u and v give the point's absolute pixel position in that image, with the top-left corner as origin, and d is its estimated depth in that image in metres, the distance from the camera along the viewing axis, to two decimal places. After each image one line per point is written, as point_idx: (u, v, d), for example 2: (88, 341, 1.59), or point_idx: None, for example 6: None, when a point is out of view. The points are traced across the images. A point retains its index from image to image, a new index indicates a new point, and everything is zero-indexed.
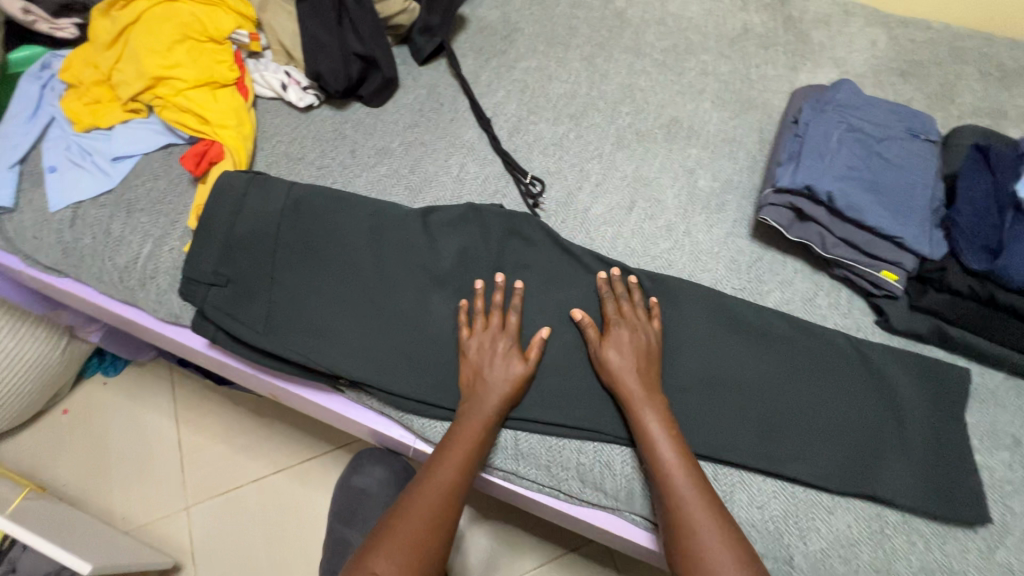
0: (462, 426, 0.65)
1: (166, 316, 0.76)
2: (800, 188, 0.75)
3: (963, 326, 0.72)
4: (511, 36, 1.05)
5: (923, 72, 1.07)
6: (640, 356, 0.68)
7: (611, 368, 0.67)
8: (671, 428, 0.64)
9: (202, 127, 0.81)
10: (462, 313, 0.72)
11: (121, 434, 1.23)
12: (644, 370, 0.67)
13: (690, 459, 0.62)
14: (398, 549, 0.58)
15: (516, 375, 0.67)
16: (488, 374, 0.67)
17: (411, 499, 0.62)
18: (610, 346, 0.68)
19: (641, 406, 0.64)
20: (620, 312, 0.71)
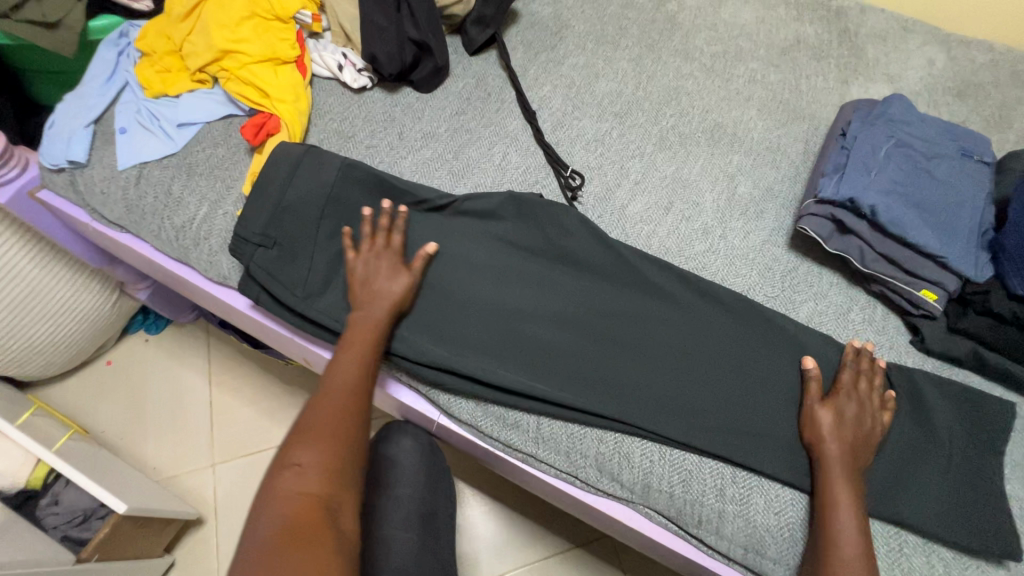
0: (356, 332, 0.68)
1: (215, 276, 0.80)
2: (843, 200, 0.75)
3: (1002, 352, 0.71)
4: (561, 32, 1.07)
5: (981, 94, 1.04)
6: (857, 430, 0.65)
7: (820, 432, 0.65)
8: (862, 516, 0.60)
9: (262, 100, 0.86)
10: (349, 238, 0.74)
11: (159, 389, 1.29)
12: (854, 447, 0.64)
13: (871, 552, 0.58)
14: (318, 440, 0.58)
15: (405, 287, 0.71)
16: (380, 286, 0.71)
17: (325, 399, 0.62)
18: (829, 408, 0.66)
19: (842, 481, 0.62)
20: (856, 383, 0.69)
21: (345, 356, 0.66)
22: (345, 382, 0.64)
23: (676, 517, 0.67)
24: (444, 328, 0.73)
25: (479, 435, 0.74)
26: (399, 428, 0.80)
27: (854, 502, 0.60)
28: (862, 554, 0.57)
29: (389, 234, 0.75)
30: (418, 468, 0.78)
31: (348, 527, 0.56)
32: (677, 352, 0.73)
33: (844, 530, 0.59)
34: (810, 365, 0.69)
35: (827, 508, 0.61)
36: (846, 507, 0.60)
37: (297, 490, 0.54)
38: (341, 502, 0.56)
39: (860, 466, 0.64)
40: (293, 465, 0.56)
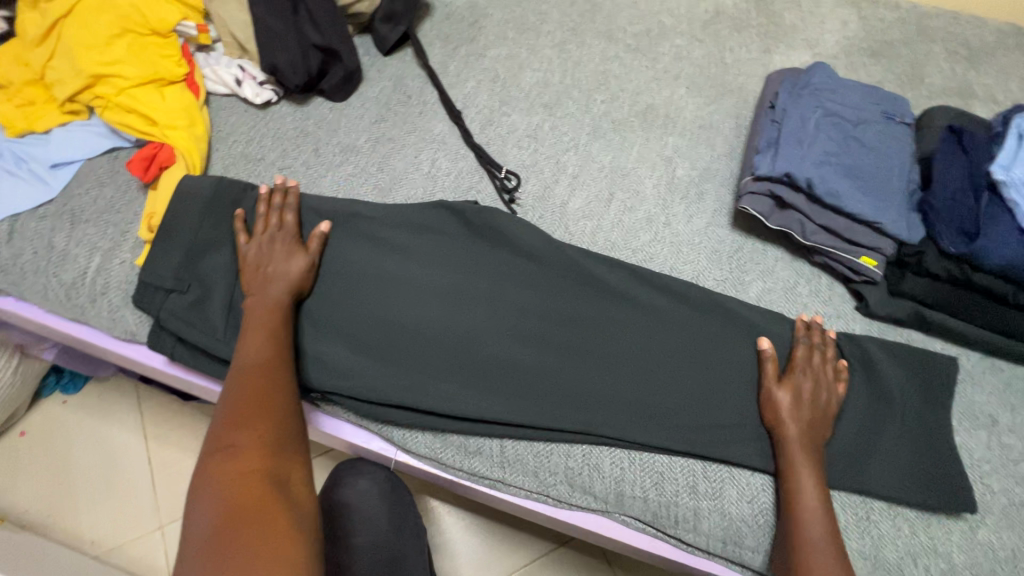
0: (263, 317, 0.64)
1: (120, 335, 0.70)
2: (779, 176, 0.74)
3: (939, 309, 0.73)
4: (479, 23, 1.01)
5: (893, 53, 1.07)
6: (815, 409, 0.65)
7: (780, 413, 0.65)
8: (826, 493, 0.61)
9: (149, 128, 0.75)
10: (239, 222, 0.69)
11: (86, 454, 1.17)
12: (814, 425, 0.64)
13: (837, 530, 0.58)
14: (239, 426, 0.53)
15: (276, 261, 0.68)
16: (257, 264, 0.67)
17: (239, 382, 0.57)
18: (788, 389, 0.66)
19: (802, 459, 0.62)
20: (810, 358, 0.69)
21: (246, 342, 0.62)
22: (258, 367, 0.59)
23: (653, 520, 0.66)
24: (392, 356, 0.69)
25: (439, 467, 0.69)
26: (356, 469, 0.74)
27: (816, 477, 0.61)
28: (829, 533, 0.58)
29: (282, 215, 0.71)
30: (381, 508, 0.73)
31: (303, 494, 0.51)
32: (634, 351, 0.70)
33: (808, 510, 0.59)
34: (764, 345, 0.68)
35: (792, 489, 0.61)
36: (808, 485, 0.61)
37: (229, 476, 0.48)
38: (286, 479, 0.51)
39: (820, 442, 0.64)
40: (221, 456, 0.50)
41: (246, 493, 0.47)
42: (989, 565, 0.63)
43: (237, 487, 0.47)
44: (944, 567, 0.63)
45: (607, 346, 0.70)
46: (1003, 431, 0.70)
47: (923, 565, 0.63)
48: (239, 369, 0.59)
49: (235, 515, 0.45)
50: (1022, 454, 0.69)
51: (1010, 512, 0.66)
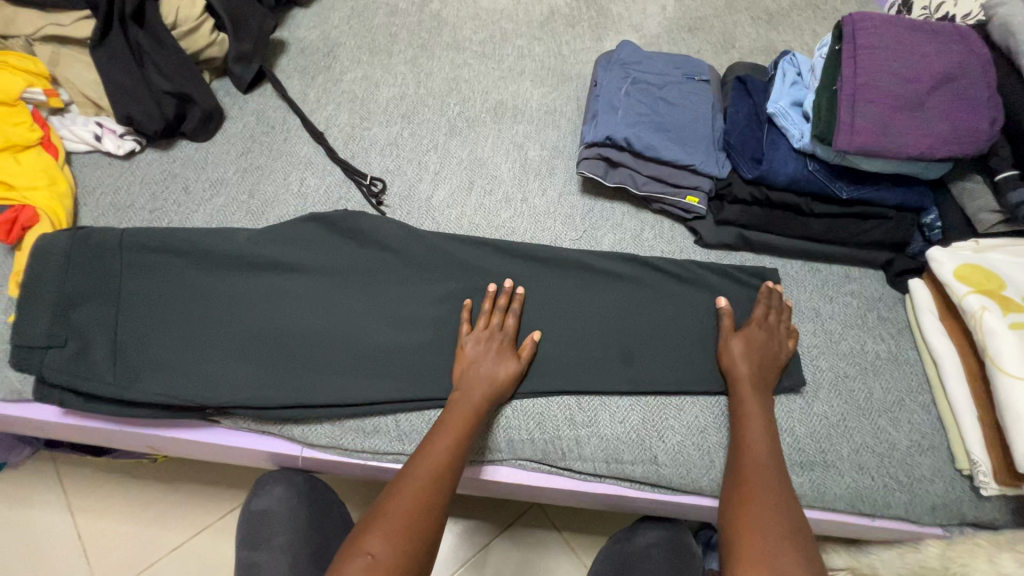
0: (473, 388, 0.69)
1: (7, 395, 0.71)
2: (603, 140, 0.85)
3: (757, 228, 0.85)
4: (334, 52, 1.09)
5: (706, 25, 1.23)
6: (764, 354, 0.74)
7: (736, 358, 0.73)
8: (772, 430, 0.68)
9: (6, 194, 0.76)
10: (466, 311, 0.76)
11: (9, 544, 1.12)
12: (761, 368, 0.73)
13: (779, 458, 0.65)
14: (395, 526, 0.55)
15: (492, 362, 0.71)
16: (468, 363, 0.71)
17: (423, 469, 0.60)
18: (740, 339, 0.75)
19: (749, 394, 0.71)
20: (767, 317, 0.78)
21: (436, 440, 0.63)
22: (460, 431, 0.65)
23: (544, 457, 0.72)
24: (280, 362, 0.72)
25: (345, 454, 0.73)
26: (271, 477, 0.77)
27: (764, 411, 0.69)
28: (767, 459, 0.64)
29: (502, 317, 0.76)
30: (301, 507, 0.76)
31: None
32: None
33: (753, 439, 0.66)
34: (773, 286, 0.80)
35: (746, 420, 0.69)
36: (761, 415, 0.69)
37: (393, 534, 0.54)
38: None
39: (767, 380, 0.73)
40: (393, 511, 0.56)
41: (407, 550, 0.54)
42: (824, 430, 0.74)
43: (400, 547, 0.54)
44: (789, 440, 0.73)
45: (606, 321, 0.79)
46: (825, 319, 0.83)
47: None
48: (446, 434, 0.64)
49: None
50: (841, 335, 0.82)
51: (837, 384, 0.78)
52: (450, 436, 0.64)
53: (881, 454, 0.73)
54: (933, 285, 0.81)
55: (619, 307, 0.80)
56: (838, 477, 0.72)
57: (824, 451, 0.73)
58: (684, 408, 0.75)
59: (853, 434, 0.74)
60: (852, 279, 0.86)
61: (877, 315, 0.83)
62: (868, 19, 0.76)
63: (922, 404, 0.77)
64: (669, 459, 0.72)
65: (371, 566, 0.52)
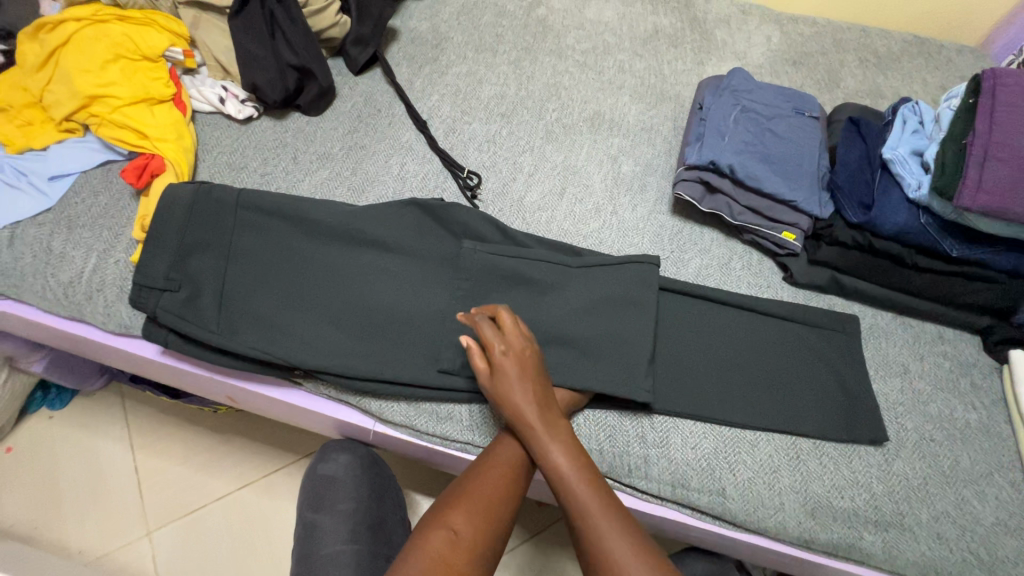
0: (524, 413, 0.64)
1: (115, 328, 0.76)
2: (706, 163, 0.84)
3: (853, 274, 0.83)
4: (441, 45, 1.12)
5: (812, 61, 1.20)
6: (535, 390, 0.65)
7: (508, 401, 0.65)
8: (584, 469, 0.62)
9: (141, 141, 0.83)
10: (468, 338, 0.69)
11: (73, 466, 1.19)
12: (543, 410, 0.65)
13: (613, 505, 0.59)
14: (476, 510, 0.58)
15: (530, 384, 0.65)
16: (511, 397, 0.65)
17: (499, 459, 0.64)
18: (502, 378, 0.65)
19: (554, 443, 0.63)
20: (500, 345, 0.66)
21: (510, 439, 0.67)
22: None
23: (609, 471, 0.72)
24: (368, 336, 0.74)
25: (416, 435, 0.75)
26: (338, 444, 0.80)
27: (578, 485, 0.60)
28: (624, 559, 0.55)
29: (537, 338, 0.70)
30: (363, 479, 0.79)
31: None
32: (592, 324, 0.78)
33: (575, 488, 0.60)
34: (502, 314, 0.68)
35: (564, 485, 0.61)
36: (563, 468, 0.62)
37: (478, 514, 0.58)
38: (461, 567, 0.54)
39: (554, 420, 0.65)
40: (476, 493, 0.60)
41: (489, 532, 0.57)
42: (903, 491, 0.71)
43: (481, 529, 0.57)
44: (865, 496, 0.71)
45: (679, 347, 0.79)
46: (914, 377, 0.80)
47: (848, 496, 0.71)
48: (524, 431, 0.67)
49: (476, 552, 0.55)
50: (929, 396, 0.78)
51: (921, 445, 0.74)
52: (528, 434, 0.67)
53: (962, 526, 0.70)
54: None
55: (698, 334, 0.80)
56: (913, 543, 0.69)
57: (902, 514, 0.70)
58: (758, 444, 0.74)
59: (934, 501, 0.71)
60: (946, 340, 0.83)
61: (970, 382, 0.80)
62: (1011, 77, 0.74)
63: (1012, 482, 0.73)
64: (736, 493, 0.70)
65: (456, 542, 0.55)
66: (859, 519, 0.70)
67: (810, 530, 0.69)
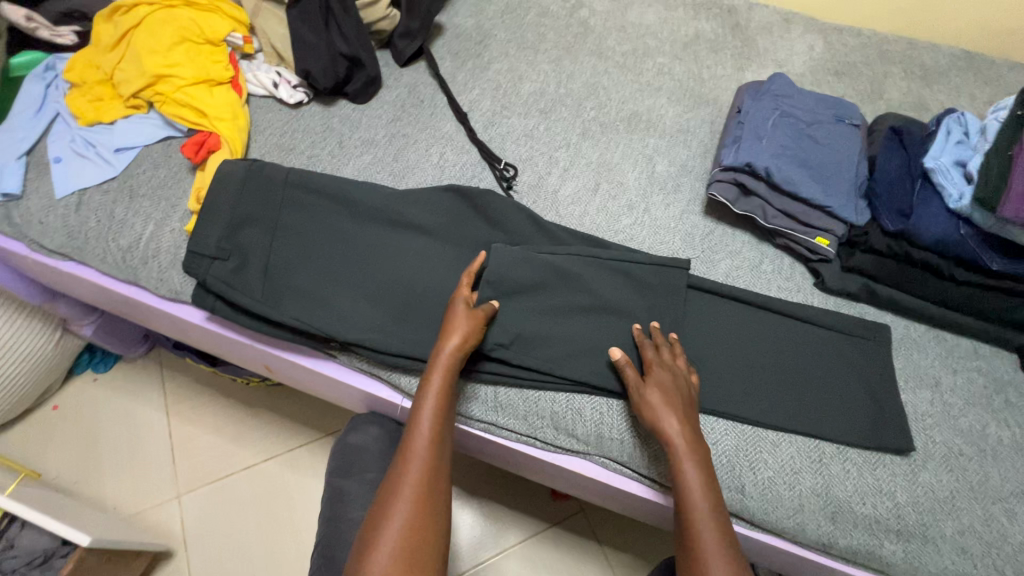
0: (665, 422, 0.67)
1: (167, 293, 0.81)
2: (743, 165, 0.85)
3: (886, 283, 0.82)
4: (485, 41, 1.15)
5: (855, 71, 1.19)
6: (683, 401, 0.69)
7: (656, 409, 0.67)
8: (712, 485, 0.64)
9: (200, 120, 0.88)
10: (638, 336, 0.76)
11: (113, 427, 1.25)
12: (686, 419, 0.67)
13: (724, 517, 0.62)
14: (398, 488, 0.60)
15: (692, 395, 0.70)
16: (660, 400, 0.68)
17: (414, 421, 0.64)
18: (655, 386, 0.69)
19: (690, 456, 0.65)
20: (662, 356, 0.73)
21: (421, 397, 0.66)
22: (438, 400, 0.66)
23: (629, 461, 0.73)
24: (402, 315, 0.77)
25: None
26: (366, 418, 0.83)
27: (707, 498, 0.62)
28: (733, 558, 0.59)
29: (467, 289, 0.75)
30: (388, 452, 0.81)
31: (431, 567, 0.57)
32: (619, 319, 0.79)
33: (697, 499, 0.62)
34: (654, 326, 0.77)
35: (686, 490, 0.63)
36: (699, 479, 0.64)
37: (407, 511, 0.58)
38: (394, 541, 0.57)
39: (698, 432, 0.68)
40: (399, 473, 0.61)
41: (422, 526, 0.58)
42: (928, 503, 0.70)
43: (416, 520, 0.58)
44: (888, 504, 0.70)
45: (704, 344, 0.80)
46: (946, 390, 0.79)
47: (871, 503, 0.70)
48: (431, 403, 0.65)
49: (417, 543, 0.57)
50: (961, 410, 0.77)
51: (949, 459, 0.73)
52: (432, 407, 0.65)
53: (989, 543, 0.68)
54: None
55: (725, 334, 0.80)
56: (936, 555, 0.68)
57: (926, 525, 0.69)
58: (780, 445, 0.74)
59: (961, 515, 0.70)
60: (981, 355, 0.82)
61: (1004, 399, 0.78)
62: None
63: None
64: (756, 492, 0.71)
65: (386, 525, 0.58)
66: (880, 527, 0.69)
67: (829, 533, 0.69)
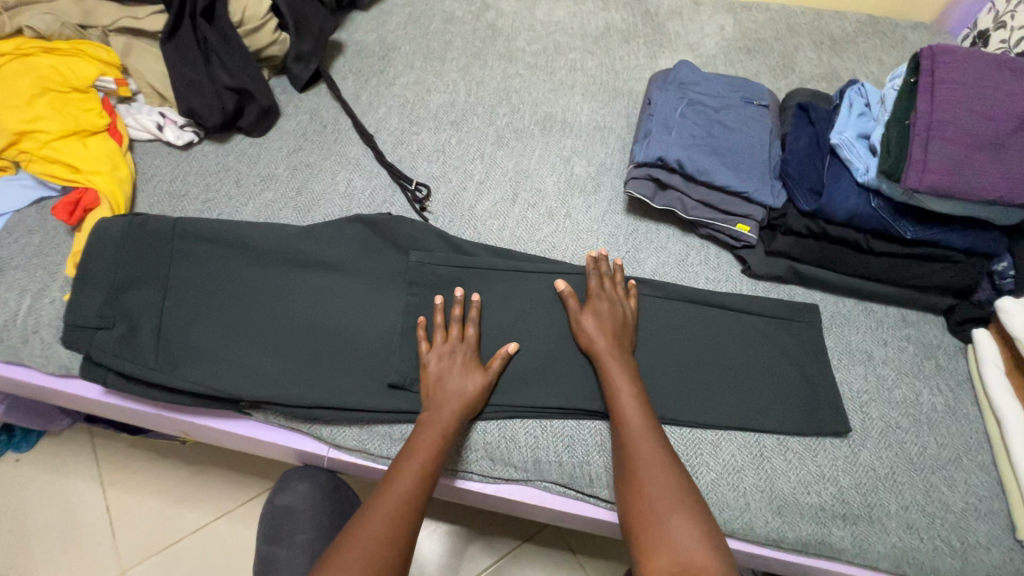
0: (598, 345, 0.71)
1: (55, 369, 0.74)
2: (654, 160, 0.83)
3: (810, 263, 0.81)
4: (389, 55, 1.10)
5: (766, 48, 1.19)
6: (616, 325, 0.73)
7: (590, 334, 0.72)
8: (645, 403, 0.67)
9: (75, 176, 0.81)
10: (591, 262, 0.79)
11: (42, 508, 1.16)
12: (619, 341, 0.72)
13: (660, 429, 0.65)
14: (356, 557, 0.55)
15: (630, 321, 0.75)
16: (593, 326, 0.73)
17: (388, 486, 0.61)
18: (589, 314, 0.74)
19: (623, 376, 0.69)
20: (602, 285, 0.77)
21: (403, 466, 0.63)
22: (429, 457, 0.64)
23: (571, 482, 0.71)
24: (314, 362, 0.72)
25: (371, 458, 0.73)
26: (295, 473, 0.78)
27: (642, 418, 0.65)
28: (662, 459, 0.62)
29: (462, 327, 0.74)
30: (322, 506, 0.76)
31: None
32: (547, 334, 0.76)
33: (631, 415, 0.66)
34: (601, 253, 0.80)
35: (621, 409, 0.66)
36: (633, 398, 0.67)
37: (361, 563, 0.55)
38: None
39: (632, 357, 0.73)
40: (359, 542, 0.57)
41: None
42: (870, 482, 0.70)
43: None
44: (832, 489, 0.69)
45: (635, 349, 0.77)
46: (878, 363, 0.78)
47: (815, 491, 0.69)
48: (416, 459, 0.64)
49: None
50: (894, 381, 0.77)
51: (887, 434, 0.73)
52: (411, 476, 0.62)
53: (932, 514, 0.68)
54: (998, 336, 0.76)
55: (656, 335, 0.78)
56: (883, 535, 0.67)
57: (870, 505, 0.68)
58: (721, 444, 0.72)
59: (902, 490, 0.69)
60: (910, 323, 0.82)
61: (935, 364, 0.79)
62: (950, 54, 0.73)
63: (981, 465, 0.71)
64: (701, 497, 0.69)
65: None
66: (826, 514, 0.68)
67: (777, 529, 0.68)
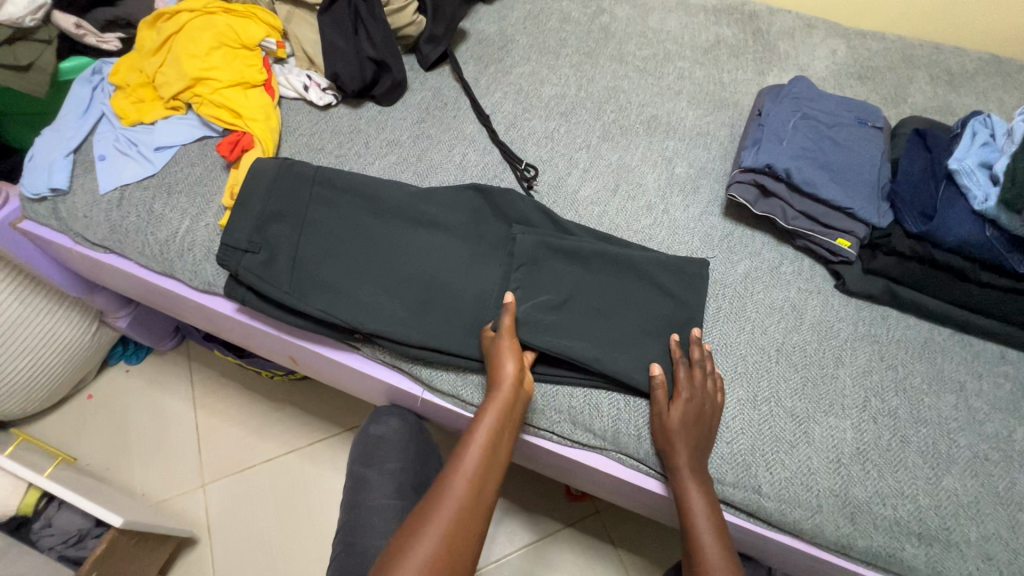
0: (671, 444, 0.70)
1: (200, 284, 0.84)
2: (762, 166, 0.85)
3: (909, 285, 0.82)
4: (507, 46, 1.17)
5: (879, 76, 1.18)
6: (698, 423, 0.71)
7: (670, 435, 0.70)
8: (711, 501, 0.68)
9: (235, 120, 0.92)
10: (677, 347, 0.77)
11: (144, 416, 1.30)
12: (696, 443, 0.70)
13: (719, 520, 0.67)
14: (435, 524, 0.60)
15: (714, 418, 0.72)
16: (677, 421, 0.70)
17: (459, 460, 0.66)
18: (676, 412, 0.71)
19: (693, 476, 0.68)
20: (692, 377, 0.74)
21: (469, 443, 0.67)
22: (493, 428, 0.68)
23: (645, 459, 0.74)
24: (422, 309, 0.79)
25: (460, 404, 0.79)
26: (388, 410, 0.86)
27: (707, 512, 0.67)
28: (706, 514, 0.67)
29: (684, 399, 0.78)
30: (409, 443, 0.84)
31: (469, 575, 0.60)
32: (638, 317, 0.80)
33: (698, 513, 0.67)
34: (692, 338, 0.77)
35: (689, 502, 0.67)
36: (704, 504, 0.67)
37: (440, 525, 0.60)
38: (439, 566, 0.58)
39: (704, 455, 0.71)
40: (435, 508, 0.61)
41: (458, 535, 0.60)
42: (951, 507, 0.69)
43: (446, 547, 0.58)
44: (909, 506, 0.69)
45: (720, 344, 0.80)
46: (971, 395, 0.77)
47: (891, 504, 0.69)
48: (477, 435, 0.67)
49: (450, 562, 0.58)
50: (987, 415, 0.76)
51: (974, 464, 0.72)
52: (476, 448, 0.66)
53: (1016, 550, 0.67)
54: None
55: None
56: (960, 561, 0.67)
57: (949, 529, 0.68)
58: (797, 445, 0.73)
59: (985, 521, 0.69)
60: (1009, 361, 0.80)
61: None
62: None
63: None
64: (773, 492, 0.70)
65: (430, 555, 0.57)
66: (900, 530, 0.68)
67: (848, 535, 0.68)
